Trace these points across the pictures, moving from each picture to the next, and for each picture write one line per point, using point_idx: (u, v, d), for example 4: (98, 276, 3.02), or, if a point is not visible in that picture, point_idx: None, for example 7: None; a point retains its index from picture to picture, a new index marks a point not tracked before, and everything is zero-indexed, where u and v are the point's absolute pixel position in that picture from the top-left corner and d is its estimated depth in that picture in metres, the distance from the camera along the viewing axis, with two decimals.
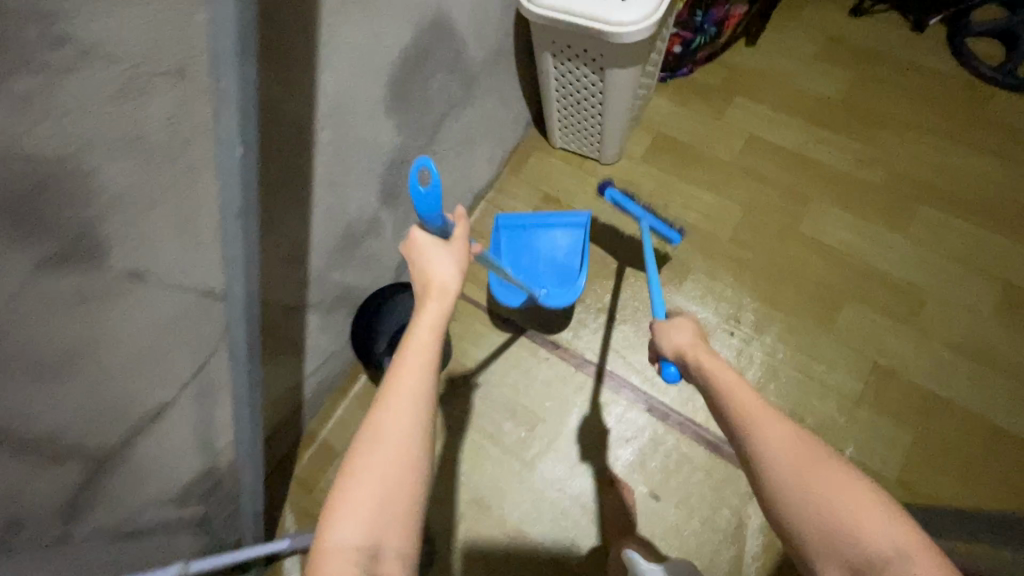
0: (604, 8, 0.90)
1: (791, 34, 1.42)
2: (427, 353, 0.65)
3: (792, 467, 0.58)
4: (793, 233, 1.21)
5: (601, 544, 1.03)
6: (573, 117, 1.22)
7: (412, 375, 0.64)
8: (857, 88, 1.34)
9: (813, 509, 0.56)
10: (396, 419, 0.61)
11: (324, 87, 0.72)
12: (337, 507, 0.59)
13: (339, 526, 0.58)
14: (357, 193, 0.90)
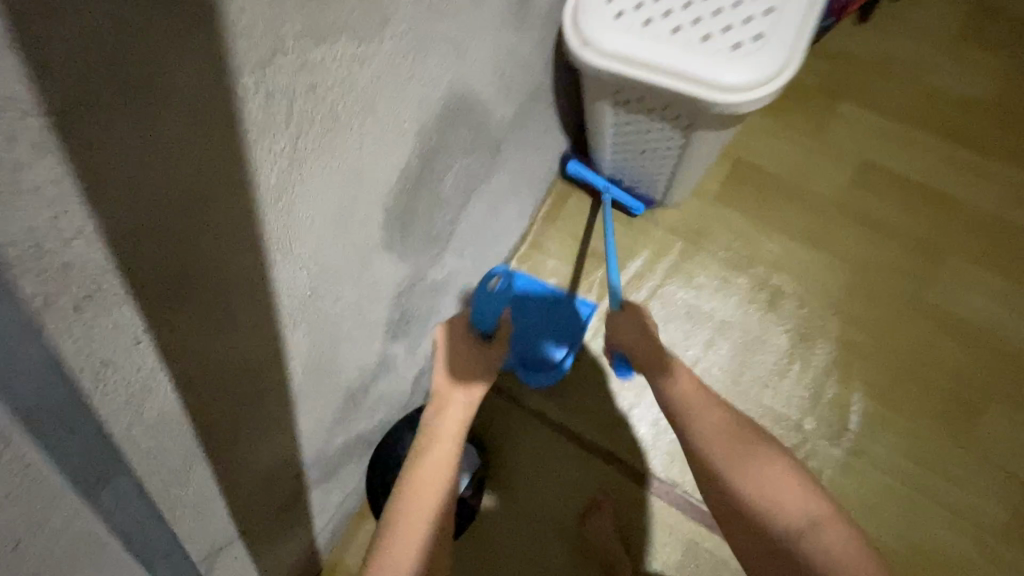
0: (705, 63, 0.59)
1: (915, 10, 1.06)
2: (449, 444, 0.62)
3: (722, 456, 0.59)
4: (916, 304, 0.94)
5: None
6: (630, 162, 0.91)
7: (429, 467, 0.60)
8: (1007, 90, 1.00)
9: (742, 487, 0.57)
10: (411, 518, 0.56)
11: (290, 278, 0.46)
12: None
13: None
14: (355, 353, 0.65)
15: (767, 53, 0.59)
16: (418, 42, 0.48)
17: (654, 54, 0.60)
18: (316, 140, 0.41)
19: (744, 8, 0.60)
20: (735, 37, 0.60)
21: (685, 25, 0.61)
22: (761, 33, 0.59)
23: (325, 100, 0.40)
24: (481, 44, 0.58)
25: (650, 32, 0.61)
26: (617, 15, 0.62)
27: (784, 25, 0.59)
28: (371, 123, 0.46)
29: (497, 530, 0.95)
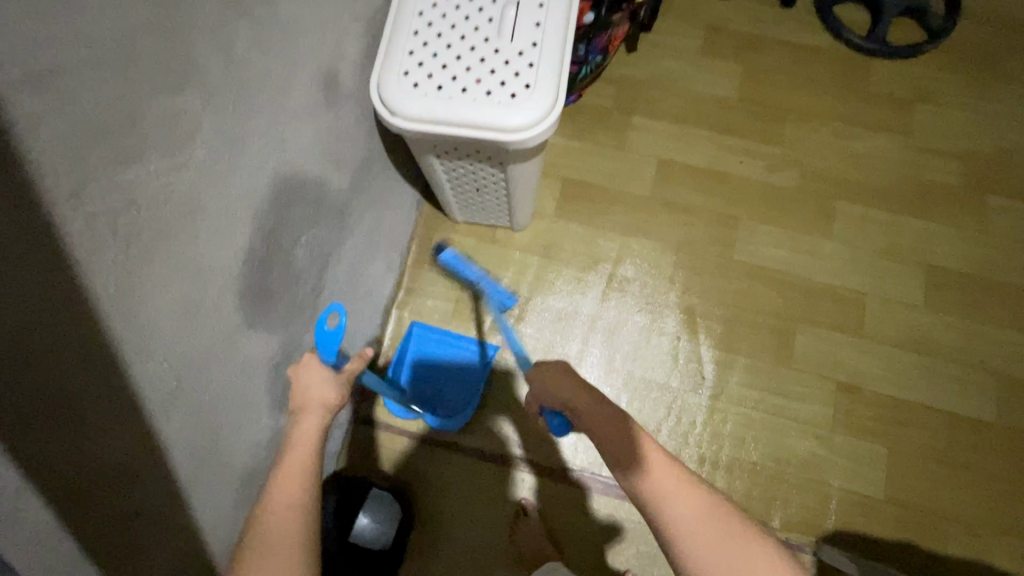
0: (492, 115, 0.72)
1: (671, 31, 1.30)
2: (305, 455, 0.56)
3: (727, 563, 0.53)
4: (731, 263, 1.15)
5: None
6: (472, 199, 1.03)
7: (285, 484, 0.53)
8: (752, 83, 1.27)
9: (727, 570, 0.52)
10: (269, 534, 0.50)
11: (151, 374, 0.49)
12: None
13: None
14: (243, 432, 0.67)
15: (538, 99, 0.72)
16: (229, 141, 0.54)
17: (452, 114, 0.72)
18: (147, 245, 0.46)
19: (513, 63, 0.73)
20: (511, 89, 0.73)
21: (469, 85, 0.73)
22: (530, 83, 0.73)
23: (145, 209, 0.45)
24: (300, 130, 0.66)
25: (444, 95, 0.73)
26: (414, 85, 0.73)
27: (544, 74, 0.73)
28: (198, 218, 0.51)
29: (439, 565, 0.99)
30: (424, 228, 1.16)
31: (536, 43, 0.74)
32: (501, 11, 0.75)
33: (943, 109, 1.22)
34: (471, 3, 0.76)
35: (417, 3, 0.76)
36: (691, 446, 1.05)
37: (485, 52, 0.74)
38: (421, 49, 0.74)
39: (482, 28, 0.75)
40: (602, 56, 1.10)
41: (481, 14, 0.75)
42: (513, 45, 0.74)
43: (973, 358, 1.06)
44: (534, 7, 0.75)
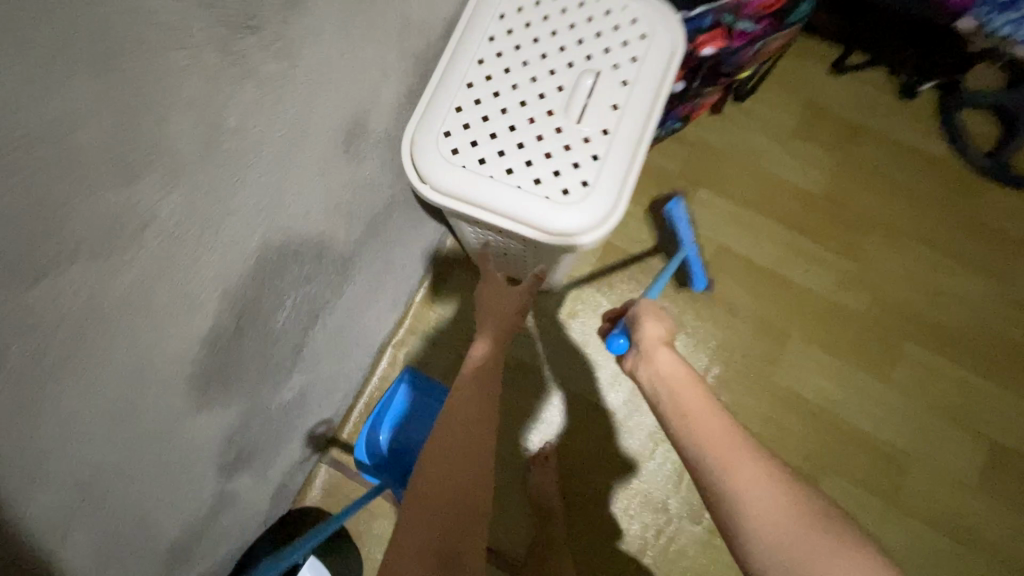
0: (535, 211, 0.60)
1: (765, 98, 1.13)
2: (489, 369, 0.74)
3: None
4: (769, 384, 1.02)
5: None
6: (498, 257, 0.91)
7: (472, 384, 0.71)
8: (843, 180, 1.11)
9: None
10: (462, 419, 0.66)
11: (49, 499, 0.41)
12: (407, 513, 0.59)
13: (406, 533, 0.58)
14: (176, 516, 0.60)
15: (593, 204, 0.60)
16: (199, 225, 0.44)
17: (488, 198, 0.60)
18: (57, 364, 0.37)
19: (574, 150, 0.61)
20: (564, 183, 0.60)
21: (518, 167, 0.60)
22: (588, 181, 0.60)
23: (60, 323, 0.36)
24: (310, 195, 0.56)
25: (486, 172, 0.61)
26: (453, 151, 0.61)
27: (608, 174, 0.60)
28: (141, 316, 0.42)
29: None
30: (441, 266, 1.05)
31: (608, 130, 0.61)
32: (576, 80, 0.62)
33: None
34: (542, 61, 0.63)
35: (479, 48, 0.63)
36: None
37: (544, 128, 0.61)
38: (472, 108, 0.62)
39: (548, 97, 0.62)
40: (682, 122, 0.95)
41: (552, 79, 0.62)
42: (579, 128, 0.61)
43: (1013, 560, 0.93)
44: (617, 85, 0.62)
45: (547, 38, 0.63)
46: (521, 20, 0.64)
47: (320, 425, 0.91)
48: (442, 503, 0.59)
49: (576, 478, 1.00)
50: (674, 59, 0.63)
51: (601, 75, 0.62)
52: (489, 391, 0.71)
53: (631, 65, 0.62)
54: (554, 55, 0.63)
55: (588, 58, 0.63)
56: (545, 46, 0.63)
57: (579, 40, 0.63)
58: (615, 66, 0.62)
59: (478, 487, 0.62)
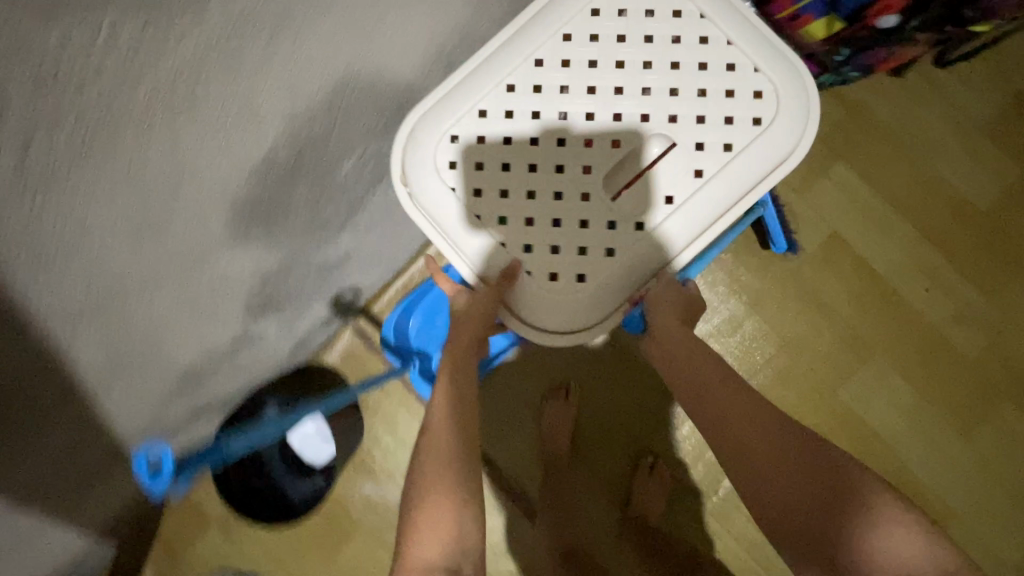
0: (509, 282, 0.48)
1: (964, 75, 0.92)
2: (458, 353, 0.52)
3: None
4: (831, 398, 0.92)
5: None
6: None
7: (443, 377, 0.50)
8: (1017, 202, 0.91)
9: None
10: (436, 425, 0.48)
11: (62, 283, 0.36)
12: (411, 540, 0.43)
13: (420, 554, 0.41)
14: (197, 340, 0.57)
15: (578, 306, 0.49)
16: (284, 10, 0.35)
17: (472, 245, 0.49)
18: (91, 141, 0.31)
19: (584, 233, 0.48)
20: (554, 264, 0.48)
21: (514, 221, 0.48)
22: (586, 274, 0.48)
23: (100, 70, 0.29)
24: (412, 25, 0.45)
25: (473, 210, 0.49)
26: (453, 164, 0.49)
27: (605, 275, 0.48)
28: (198, 99, 0.35)
29: (359, 503, 0.95)
30: None
31: (640, 227, 0.48)
32: (637, 144, 0.48)
33: None
34: (614, 101, 0.48)
35: (545, 43, 0.49)
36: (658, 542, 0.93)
37: (569, 188, 0.48)
38: (497, 125, 0.49)
39: (594, 149, 0.48)
40: (860, 74, 0.76)
41: (611, 127, 0.48)
42: (608, 208, 0.48)
43: None
44: (684, 171, 0.47)
45: (635, 72, 0.48)
46: (618, 35, 0.49)
47: (354, 293, 0.86)
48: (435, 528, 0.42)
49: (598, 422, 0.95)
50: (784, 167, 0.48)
51: (672, 149, 0.48)
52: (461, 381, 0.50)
53: (715, 155, 0.47)
54: (631, 98, 0.48)
55: (671, 121, 0.48)
56: (625, 85, 0.48)
57: (676, 92, 0.48)
58: (698, 145, 0.47)
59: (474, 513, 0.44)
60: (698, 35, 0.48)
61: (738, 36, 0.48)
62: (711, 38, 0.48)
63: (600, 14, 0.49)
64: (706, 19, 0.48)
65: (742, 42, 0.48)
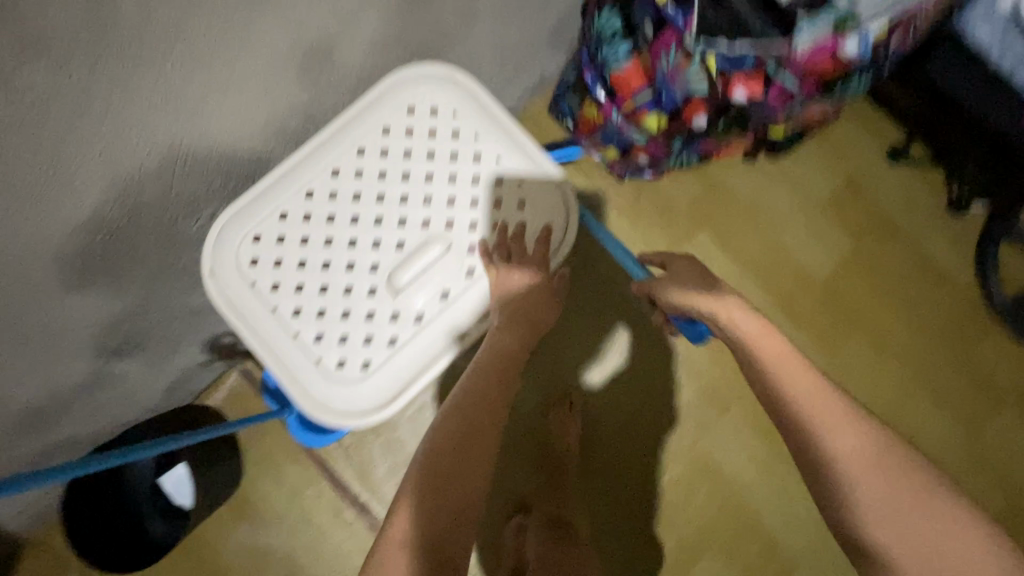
0: (299, 371, 0.51)
1: (807, 161, 1.07)
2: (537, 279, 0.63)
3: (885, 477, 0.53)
4: (694, 447, 0.98)
5: None
6: None
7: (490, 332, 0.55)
8: (852, 273, 1.04)
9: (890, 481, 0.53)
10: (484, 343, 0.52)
11: None
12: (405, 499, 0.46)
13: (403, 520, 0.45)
14: (36, 378, 0.58)
15: (365, 389, 0.51)
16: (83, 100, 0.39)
17: (267, 335, 0.51)
18: None
19: (370, 324, 0.52)
20: (344, 352, 0.52)
21: (308, 312, 0.52)
22: (371, 360, 0.52)
23: None
24: (241, 106, 0.50)
25: (271, 302, 0.52)
26: (254, 261, 0.53)
27: (389, 364, 0.52)
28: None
29: (231, 547, 0.93)
30: None
31: (420, 316, 0.53)
32: (419, 245, 0.53)
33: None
34: (399, 205, 0.54)
35: (342, 157, 0.55)
36: None
37: (358, 281, 0.52)
38: (297, 224, 0.53)
39: (381, 248, 0.53)
40: (703, 157, 0.88)
41: (397, 229, 0.53)
42: (393, 302, 0.52)
43: None
44: (459, 270, 0.54)
45: (419, 181, 0.54)
46: (404, 149, 0.55)
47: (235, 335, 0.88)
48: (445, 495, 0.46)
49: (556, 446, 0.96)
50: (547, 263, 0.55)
51: (449, 249, 0.53)
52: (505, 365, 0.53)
53: (486, 258, 0.54)
54: (415, 204, 0.54)
55: (449, 226, 0.54)
56: (410, 190, 0.54)
57: (455, 201, 0.54)
58: (472, 246, 0.54)
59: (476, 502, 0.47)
60: (473, 151, 0.55)
61: (505, 155, 0.55)
62: (484, 154, 0.55)
63: (391, 132, 0.55)
64: (480, 138, 0.55)
65: (506, 155, 0.55)
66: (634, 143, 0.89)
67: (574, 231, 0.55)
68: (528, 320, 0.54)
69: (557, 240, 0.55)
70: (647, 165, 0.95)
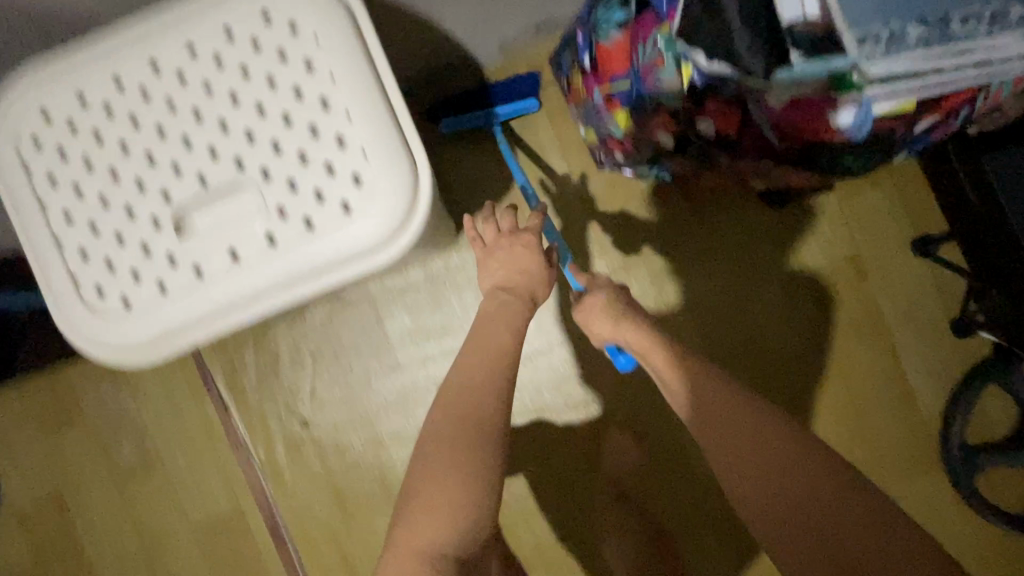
0: (50, 284, 0.45)
1: (815, 219, 0.91)
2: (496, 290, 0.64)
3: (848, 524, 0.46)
4: (567, 482, 0.91)
5: None
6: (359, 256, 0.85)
7: (473, 354, 0.61)
8: (806, 356, 0.92)
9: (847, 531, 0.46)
10: (467, 375, 0.59)
11: None
12: (411, 506, 0.54)
13: (415, 523, 0.53)
14: None
15: (116, 328, 0.45)
16: None
17: (28, 231, 0.44)
18: None
19: (141, 260, 0.44)
20: (104, 279, 0.44)
21: (79, 222, 0.44)
22: (132, 298, 0.45)
23: None
24: None
25: (43, 195, 0.45)
26: (38, 142, 0.45)
27: (149, 311, 0.45)
28: None
29: (90, 393, 0.94)
30: None
31: (199, 270, 0.44)
32: (220, 187, 0.44)
33: None
34: (214, 132, 0.44)
35: (167, 51, 0.44)
36: (354, 536, 0.95)
37: (140, 205, 0.44)
38: (95, 114, 0.44)
39: (176, 178, 0.44)
40: (678, 178, 0.73)
41: (203, 160, 0.44)
42: (172, 242, 0.44)
43: None
44: (257, 234, 0.44)
45: (246, 111, 0.44)
46: (242, 66, 0.44)
47: None
48: (449, 493, 0.53)
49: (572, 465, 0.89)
50: (364, 261, 0.45)
51: (253, 206, 0.44)
52: (487, 376, 0.59)
53: (290, 230, 0.44)
54: (232, 137, 0.44)
55: (262, 177, 0.44)
56: (231, 119, 0.44)
57: (278, 150, 0.44)
58: (280, 211, 0.44)
59: (474, 517, 0.53)
60: (321, 96, 0.44)
61: (358, 115, 0.44)
62: (332, 104, 0.44)
63: (232, 38, 0.44)
64: (334, 82, 0.44)
65: (358, 113, 0.44)
66: (609, 135, 0.74)
67: (413, 231, 0.45)
68: (529, 291, 0.64)
69: (388, 238, 0.45)
70: (621, 164, 0.81)
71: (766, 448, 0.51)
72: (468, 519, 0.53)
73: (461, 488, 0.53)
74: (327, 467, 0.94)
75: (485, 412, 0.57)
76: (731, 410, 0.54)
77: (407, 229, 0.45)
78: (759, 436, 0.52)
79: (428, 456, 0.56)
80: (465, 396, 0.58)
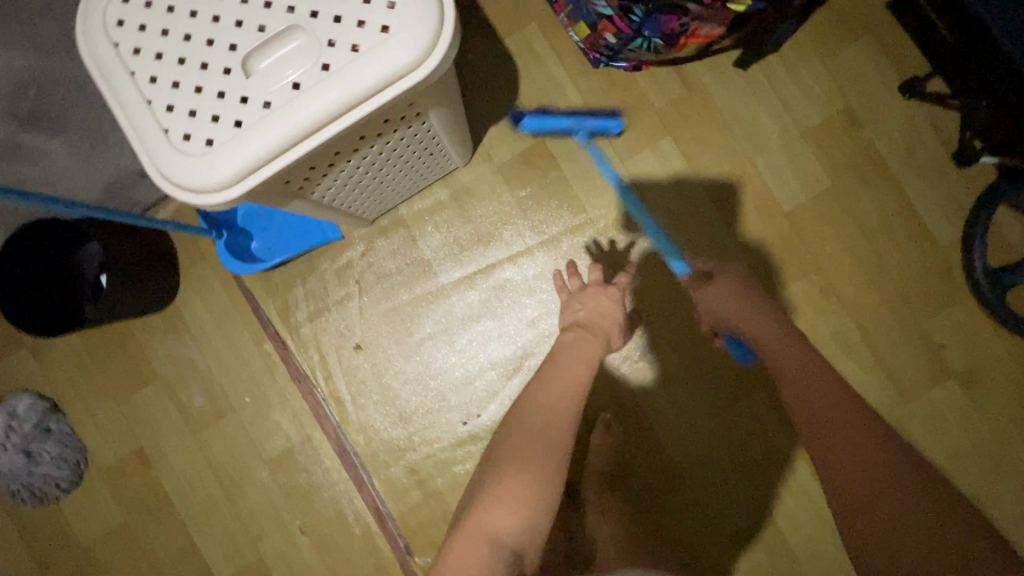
0: (144, 138, 0.52)
1: (804, 81, 0.97)
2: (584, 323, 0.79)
3: (893, 507, 0.51)
4: (611, 368, 0.98)
5: (224, 540, 1.00)
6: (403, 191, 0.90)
7: (551, 383, 0.71)
8: (819, 213, 0.97)
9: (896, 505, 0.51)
10: (545, 399, 0.68)
11: None
12: (481, 505, 0.58)
13: (487, 516, 0.56)
14: None
15: (201, 164, 0.52)
16: None
17: (121, 96, 0.52)
18: None
19: (220, 104, 0.52)
20: (190, 126, 0.52)
21: (164, 82, 0.52)
22: (215, 138, 0.52)
23: None
24: None
25: (129, 65, 0.52)
26: (121, 23, 0.53)
27: (229, 147, 0.52)
28: None
29: (159, 351, 1.01)
30: None
31: (269, 105, 0.52)
32: (278, 31, 0.51)
33: (966, 403, 0.94)
34: None
35: None
36: (418, 451, 0.99)
37: (213, 58, 0.52)
38: None
39: (240, 29, 0.51)
40: (667, 42, 0.81)
41: (261, 12, 0.52)
42: (243, 83, 0.51)
43: None
44: (313, 65, 0.51)
45: None
46: None
47: None
48: (517, 484, 0.58)
49: (635, 429, 0.98)
50: (405, 77, 0.52)
51: (307, 41, 0.51)
52: (564, 405, 0.68)
53: (341, 57, 0.51)
54: None
55: (311, 17, 0.51)
56: None
57: None
58: (331, 42, 0.51)
59: (536, 511, 0.57)
60: None
61: None
62: None
63: None
64: None
65: None
66: (599, 16, 0.81)
67: (443, 44, 0.52)
68: (605, 337, 0.78)
69: (422, 53, 0.52)
70: (612, 53, 0.89)
71: (872, 476, 0.54)
72: (532, 511, 0.57)
73: (535, 490, 0.58)
74: (384, 388, 1.00)
75: (553, 434, 0.64)
76: (828, 410, 0.61)
77: (438, 44, 0.52)
78: (867, 466, 0.55)
79: (498, 463, 0.62)
80: (538, 420, 0.65)
